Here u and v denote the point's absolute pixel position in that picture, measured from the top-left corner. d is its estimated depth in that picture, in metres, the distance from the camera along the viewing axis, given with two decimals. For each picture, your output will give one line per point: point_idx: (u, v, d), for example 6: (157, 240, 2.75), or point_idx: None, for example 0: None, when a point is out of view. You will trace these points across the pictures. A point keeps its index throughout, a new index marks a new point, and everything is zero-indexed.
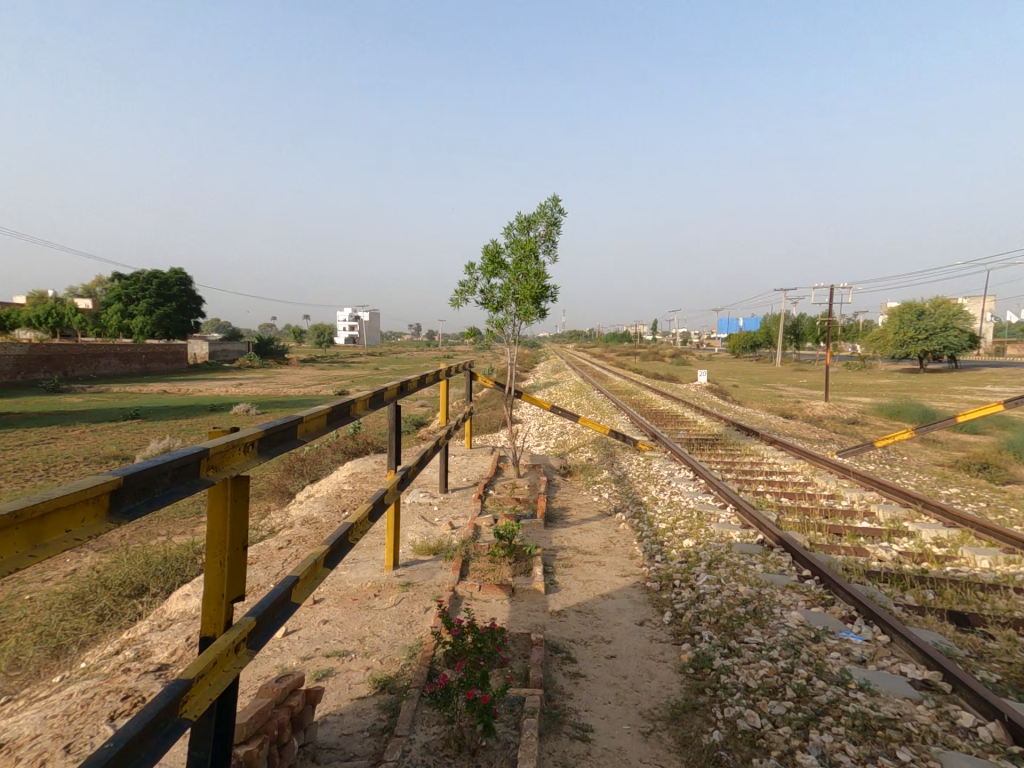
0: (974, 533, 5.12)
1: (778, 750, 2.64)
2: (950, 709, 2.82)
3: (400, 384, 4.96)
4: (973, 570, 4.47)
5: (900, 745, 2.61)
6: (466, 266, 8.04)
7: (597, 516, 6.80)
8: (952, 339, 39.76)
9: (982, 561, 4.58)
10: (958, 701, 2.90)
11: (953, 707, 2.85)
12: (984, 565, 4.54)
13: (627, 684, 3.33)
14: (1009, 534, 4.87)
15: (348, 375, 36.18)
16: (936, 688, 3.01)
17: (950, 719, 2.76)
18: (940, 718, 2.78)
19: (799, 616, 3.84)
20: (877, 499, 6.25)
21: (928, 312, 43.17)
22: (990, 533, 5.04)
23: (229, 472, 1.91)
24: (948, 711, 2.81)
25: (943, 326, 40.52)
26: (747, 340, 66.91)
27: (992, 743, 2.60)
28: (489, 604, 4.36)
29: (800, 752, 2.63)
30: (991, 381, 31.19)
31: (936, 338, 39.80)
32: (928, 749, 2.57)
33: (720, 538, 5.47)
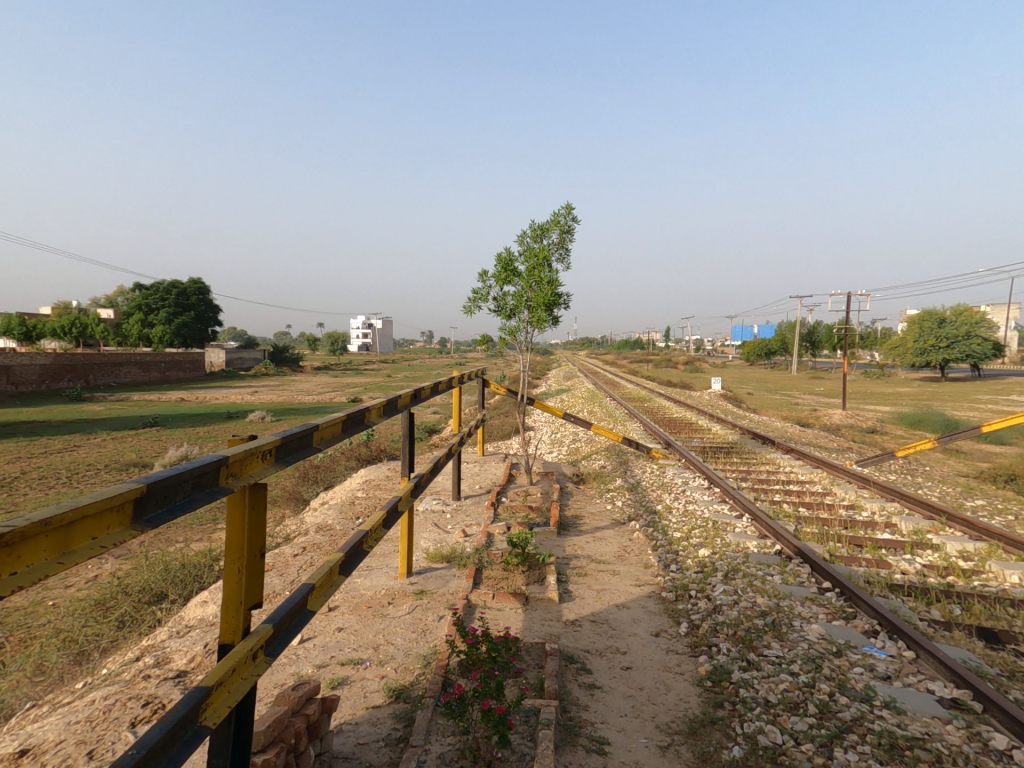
0: (1002, 547, 5.00)
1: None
2: (981, 730, 2.74)
3: (414, 391, 4.98)
4: (1002, 585, 4.36)
5: None
6: (479, 274, 8.08)
7: (610, 525, 6.75)
8: (973, 346, 39.03)
9: (1011, 576, 4.47)
10: (989, 721, 2.82)
11: (984, 728, 2.77)
12: (1013, 580, 4.43)
13: (644, 696, 3.28)
14: None
15: (362, 382, 36.44)
16: (966, 707, 2.93)
17: (982, 740, 2.69)
18: (971, 738, 2.70)
19: (820, 629, 3.78)
20: (898, 510, 6.13)
21: (949, 319, 42.47)
22: (1019, 547, 4.92)
23: (248, 479, 1.93)
24: (979, 732, 2.74)
25: (965, 333, 39.77)
26: (761, 347, 66.24)
27: None
28: (503, 613, 4.34)
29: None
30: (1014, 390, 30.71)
31: (957, 347, 39.28)
32: None
33: (736, 548, 5.40)
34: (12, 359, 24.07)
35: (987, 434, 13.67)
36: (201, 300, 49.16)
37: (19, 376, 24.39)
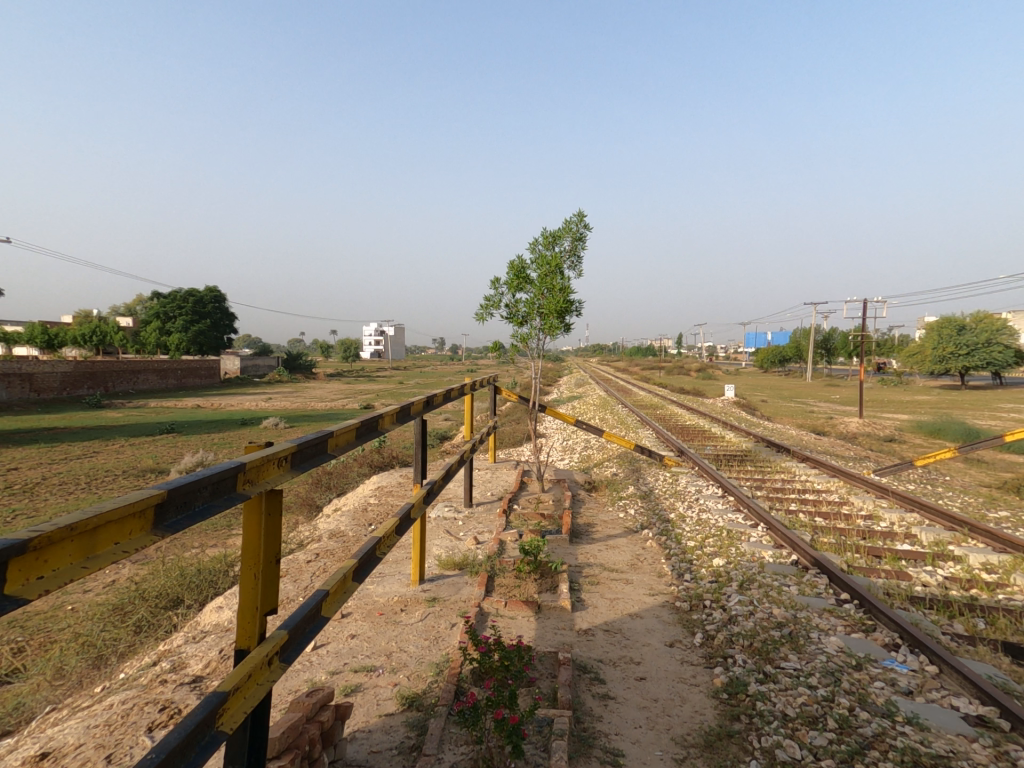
0: None
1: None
2: (1009, 749, 2.67)
3: (426, 396, 4.97)
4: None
5: None
6: (492, 282, 8.11)
7: (623, 533, 6.71)
8: (994, 354, 38.46)
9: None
10: (1018, 739, 2.74)
11: (1012, 746, 2.69)
12: None
13: (658, 708, 3.25)
14: None
15: (372, 389, 36.73)
16: (993, 724, 2.86)
17: (1009, 759, 2.61)
18: (999, 757, 2.63)
19: (839, 642, 3.71)
20: (919, 522, 6.01)
21: (968, 326, 41.84)
22: None
23: (264, 485, 1.95)
24: (1007, 751, 2.66)
25: (985, 340, 39.07)
26: (775, 354, 65.74)
27: None
28: (515, 621, 4.33)
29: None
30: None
31: (976, 355, 38.73)
32: None
33: (751, 558, 5.33)
34: (35, 366, 24.53)
35: (1011, 444, 13.39)
36: (217, 309, 49.86)
37: (41, 382, 24.90)
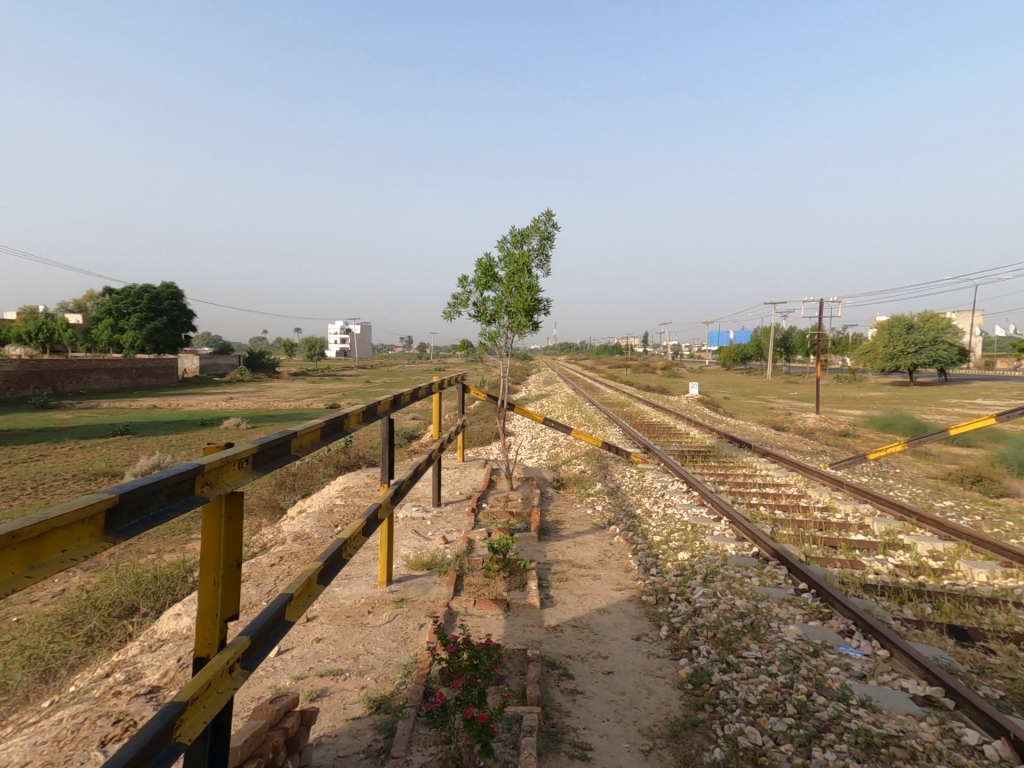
0: (970, 546, 5.14)
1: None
2: (954, 726, 2.81)
3: (393, 395, 4.91)
4: (970, 584, 4.48)
5: (904, 763, 2.59)
6: (460, 279, 8.08)
7: (591, 530, 6.78)
8: (940, 352, 40.41)
9: (981, 575, 4.58)
10: (962, 717, 2.89)
11: (956, 723, 2.84)
12: (981, 579, 4.55)
13: (626, 701, 3.30)
14: (1005, 547, 4.88)
15: (338, 388, 36.09)
16: (939, 704, 3.00)
17: (954, 736, 2.75)
18: (944, 735, 2.77)
19: (797, 630, 3.84)
20: (871, 512, 6.28)
21: (915, 325, 43.90)
22: (986, 546, 5.06)
23: (224, 487, 1.89)
24: (952, 729, 2.80)
25: (932, 340, 41.03)
26: (737, 352, 67.49)
27: (999, 761, 2.59)
28: (484, 620, 4.33)
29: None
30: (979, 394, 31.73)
31: (924, 353, 40.63)
32: None
33: (715, 551, 5.47)
34: None
35: (954, 438, 14.14)
36: (174, 306, 48.10)
37: None
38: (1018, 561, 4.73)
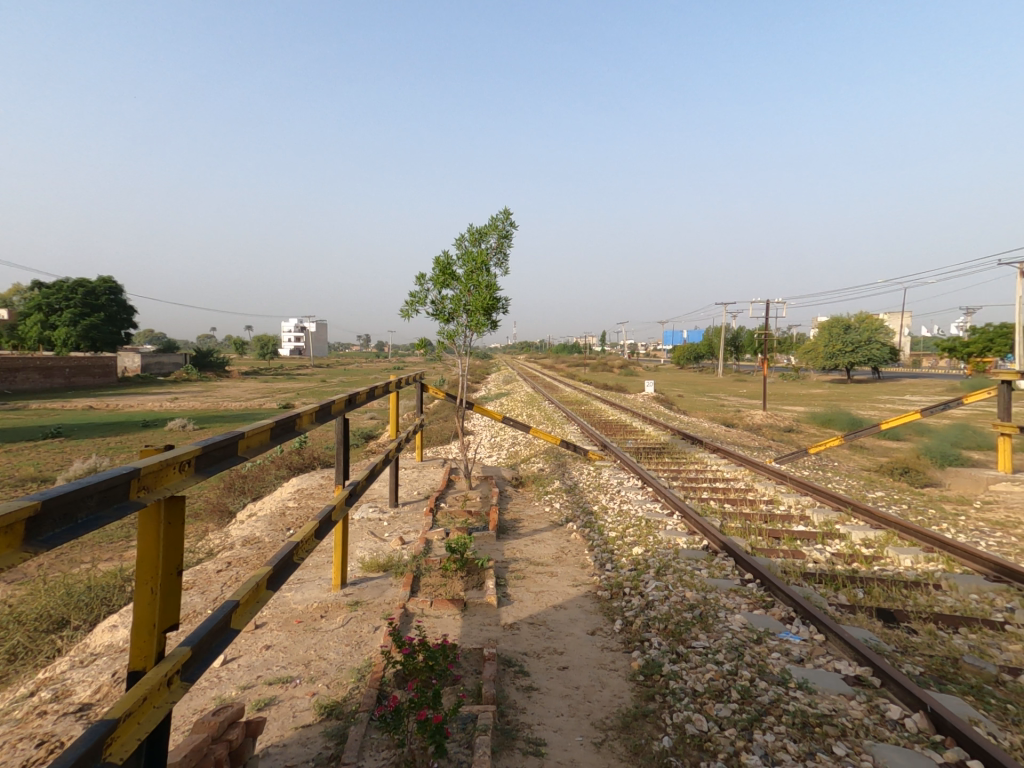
0: (898, 533, 5.46)
1: (725, 753, 2.71)
2: (880, 703, 2.98)
3: (349, 394, 4.80)
4: (897, 569, 4.77)
5: (836, 740, 2.73)
6: (417, 277, 7.98)
7: (549, 527, 6.84)
8: (874, 351, 42.82)
9: (907, 560, 4.89)
10: (887, 694, 3.07)
11: (882, 700, 3.01)
12: (906, 564, 4.85)
13: (580, 695, 3.34)
14: (927, 533, 5.22)
15: (291, 388, 35.09)
16: (867, 683, 3.18)
17: (880, 712, 2.92)
18: (871, 711, 2.93)
19: (742, 618, 3.98)
20: (811, 503, 6.60)
21: (852, 325, 46.39)
22: (912, 533, 5.39)
23: (163, 492, 1.80)
24: (878, 705, 2.97)
25: (867, 339, 43.44)
26: (690, 351, 69.54)
27: (917, 733, 2.76)
28: (441, 620, 4.29)
29: (744, 753, 2.71)
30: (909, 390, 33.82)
31: (860, 351, 42.98)
32: (860, 743, 2.70)
33: (667, 545, 5.61)
34: None
35: (885, 432, 15.04)
36: (114, 301, 45.59)
37: None
38: (937, 547, 5.07)
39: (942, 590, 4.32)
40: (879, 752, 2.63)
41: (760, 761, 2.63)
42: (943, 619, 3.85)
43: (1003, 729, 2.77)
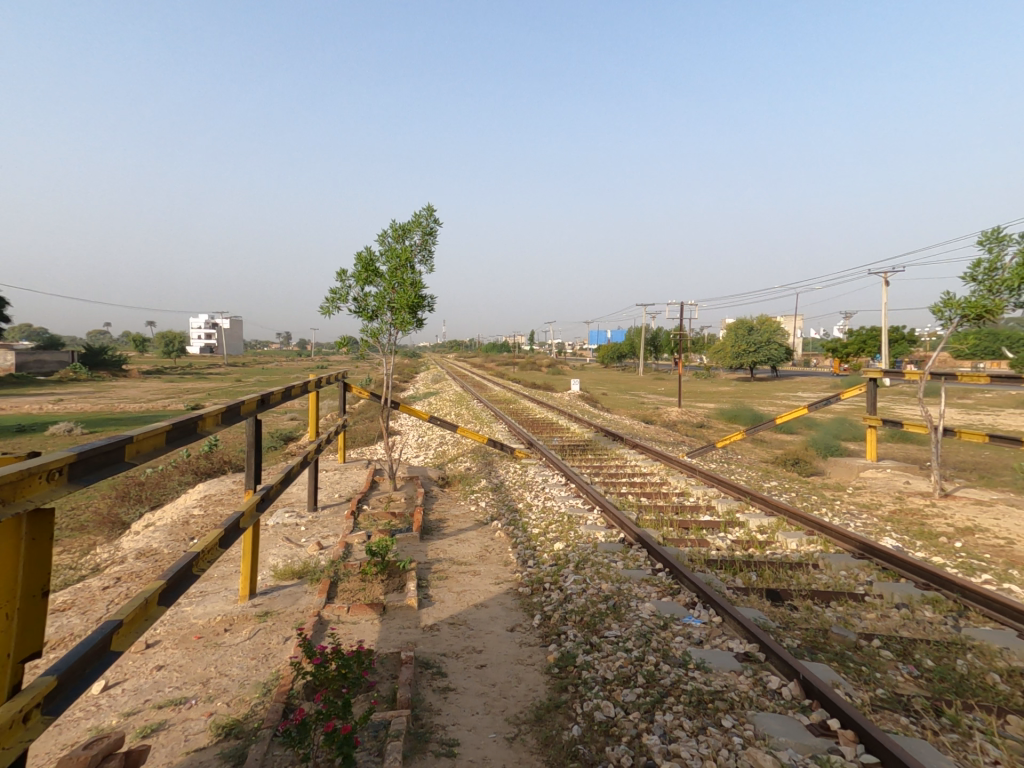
0: (786, 519, 5.90)
1: (628, 736, 2.80)
2: (763, 675, 3.20)
3: (262, 394, 4.52)
4: (784, 551, 5.16)
5: (726, 714, 2.89)
6: (337, 273, 7.68)
7: (474, 526, 6.82)
8: (773, 351, 46.42)
9: (792, 543, 5.29)
10: (770, 667, 3.30)
11: (765, 673, 3.23)
12: (792, 547, 5.25)
13: (496, 692, 3.33)
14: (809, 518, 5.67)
15: (201, 387, 32.88)
16: (754, 658, 3.40)
17: (763, 684, 3.13)
18: (756, 684, 3.14)
19: (651, 606, 4.14)
20: (717, 494, 7.01)
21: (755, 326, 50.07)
22: (798, 519, 5.84)
23: (23, 504, 1.59)
24: (761, 677, 3.19)
25: (768, 339, 46.96)
26: (613, 350, 72.11)
27: (791, 699, 2.99)
28: (357, 626, 4.14)
29: (646, 734, 2.81)
30: (806, 386, 36.89)
31: (761, 351, 46.41)
32: (745, 714, 2.88)
33: (587, 539, 5.74)
34: None
35: (781, 426, 16.34)
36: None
37: None
38: (817, 530, 5.52)
39: (818, 568, 4.72)
40: (760, 720, 2.82)
41: (659, 741, 2.74)
42: (818, 595, 4.19)
43: (858, 688, 3.07)
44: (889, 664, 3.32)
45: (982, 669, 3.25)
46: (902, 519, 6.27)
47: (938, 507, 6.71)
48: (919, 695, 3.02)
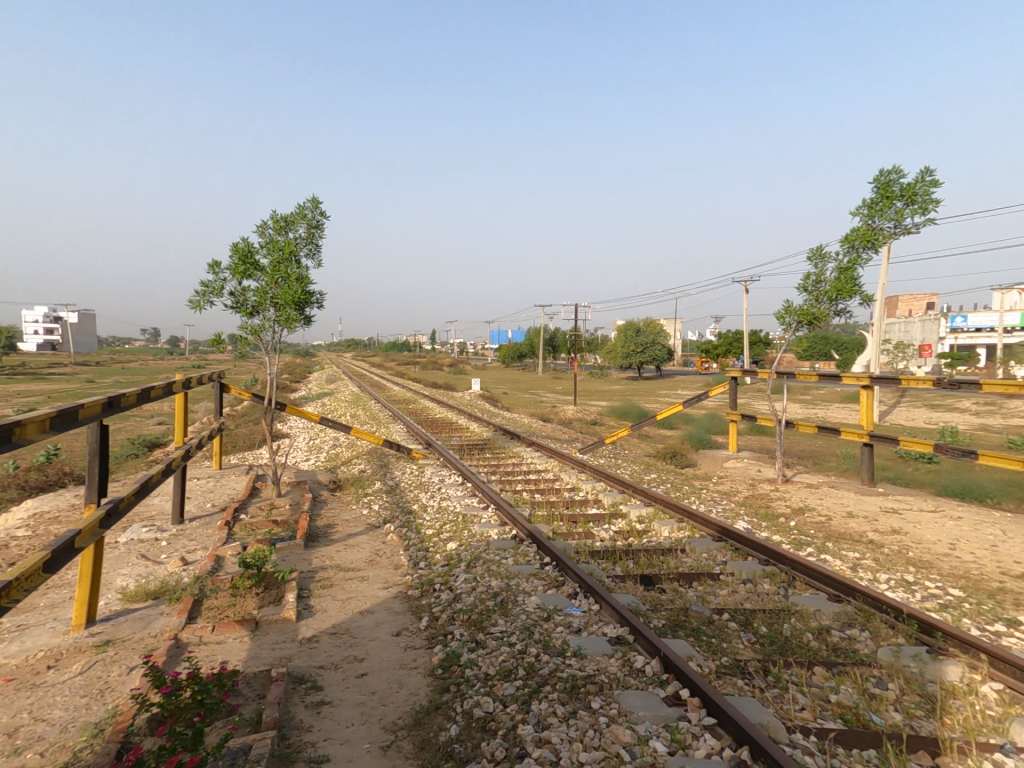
0: (661, 508, 6.24)
1: (504, 729, 2.73)
2: (630, 655, 3.30)
3: (113, 395, 3.93)
4: (658, 538, 5.45)
5: (596, 696, 2.93)
6: (209, 264, 6.98)
7: (364, 530, 6.48)
8: (658, 351, 49.72)
9: (665, 531, 5.58)
10: (637, 647, 3.40)
11: (633, 653, 3.33)
12: (665, 533, 5.55)
13: (375, 700, 3.12)
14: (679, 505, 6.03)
15: (48, 389, 28.70)
16: (624, 640, 3.50)
17: (630, 663, 3.22)
18: (624, 665, 3.22)
19: (536, 599, 4.14)
20: (604, 488, 7.26)
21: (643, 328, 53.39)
22: (670, 507, 6.19)
23: None
24: (628, 657, 3.28)
25: (653, 341, 50.28)
26: (514, 350, 73.41)
27: (652, 675, 3.09)
28: (223, 646, 3.72)
29: (521, 724, 2.77)
30: (688, 385, 39.97)
31: (648, 352, 49.51)
32: (612, 694, 2.93)
33: (480, 537, 5.66)
34: None
35: (662, 421, 17.48)
36: None
37: None
38: (687, 516, 5.89)
39: (685, 552, 5.01)
40: (623, 697, 2.89)
41: (533, 730, 2.70)
42: (682, 577, 4.44)
43: (706, 658, 3.26)
44: (732, 634, 3.56)
45: (799, 630, 3.58)
46: (753, 503, 6.92)
47: (782, 491, 7.48)
48: (752, 658, 3.27)
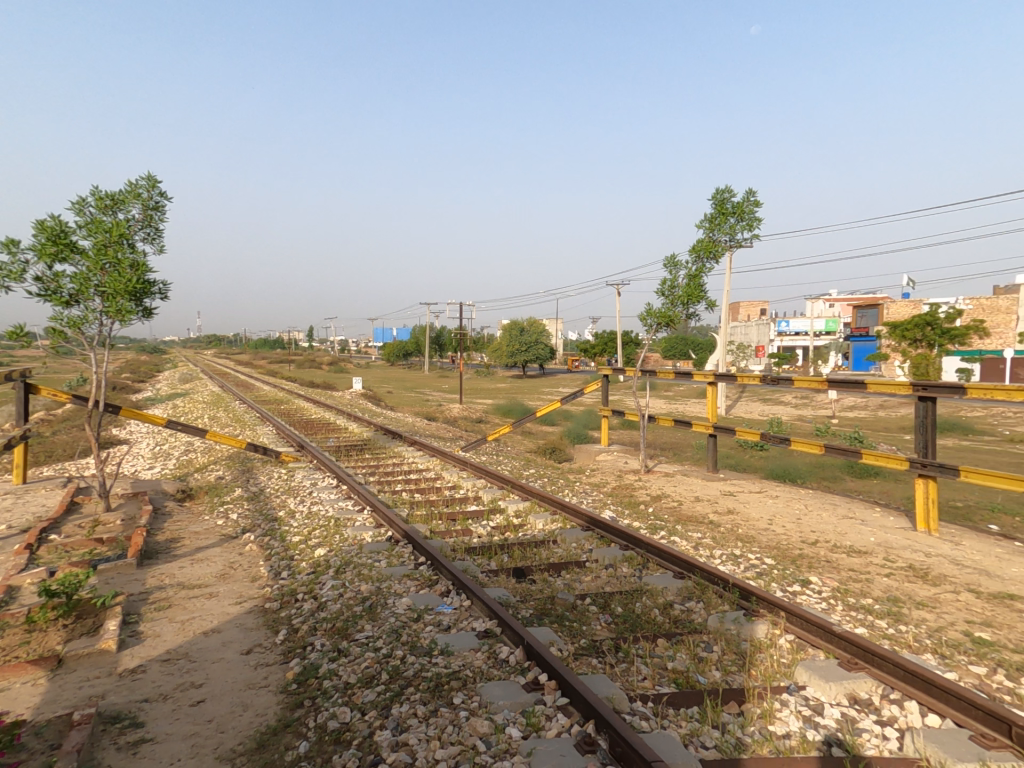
0: (539, 502, 6.39)
1: (359, 738, 2.59)
2: (497, 647, 3.28)
3: None
4: (534, 531, 5.56)
5: (459, 692, 2.88)
6: (7, 243, 5.89)
7: (217, 542, 5.85)
8: (541, 350, 51.39)
9: (540, 523, 5.71)
10: (504, 638, 3.40)
11: (500, 645, 3.32)
12: (540, 526, 5.68)
13: (210, 729, 2.78)
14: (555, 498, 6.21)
15: None
16: (493, 633, 3.48)
17: (495, 656, 3.20)
18: (490, 657, 3.20)
19: (407, 601, 4.00)
20: (484, 485, 7.28)
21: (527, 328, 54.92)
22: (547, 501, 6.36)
23: None
24: (495, 650, 3.27)
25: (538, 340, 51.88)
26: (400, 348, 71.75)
27: (516, 664, 3.11)
28: (9, 693, 3.11)
29: (379, 731, 2.63)
30: (568, 384, 41.81)
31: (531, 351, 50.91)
32: (474, 687, 2.89)
33: (352, 541, 5.37)
34: None
35: (542, 417, 18.06)
36: None
37: None
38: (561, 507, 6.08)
39: (557, 543, 5.16)
40: (486, 690, 2.86)
41: (390, 735, 2.58)
42: (551, 567, 4.55)
43: (567, 642, 3.34)
44: (592, 616, 3.71)
45: (649, 606, 3.82)
46: (618, 492, 7.35)
47: (642, 480, 8.01)
48: (608, 637, 3.44)
